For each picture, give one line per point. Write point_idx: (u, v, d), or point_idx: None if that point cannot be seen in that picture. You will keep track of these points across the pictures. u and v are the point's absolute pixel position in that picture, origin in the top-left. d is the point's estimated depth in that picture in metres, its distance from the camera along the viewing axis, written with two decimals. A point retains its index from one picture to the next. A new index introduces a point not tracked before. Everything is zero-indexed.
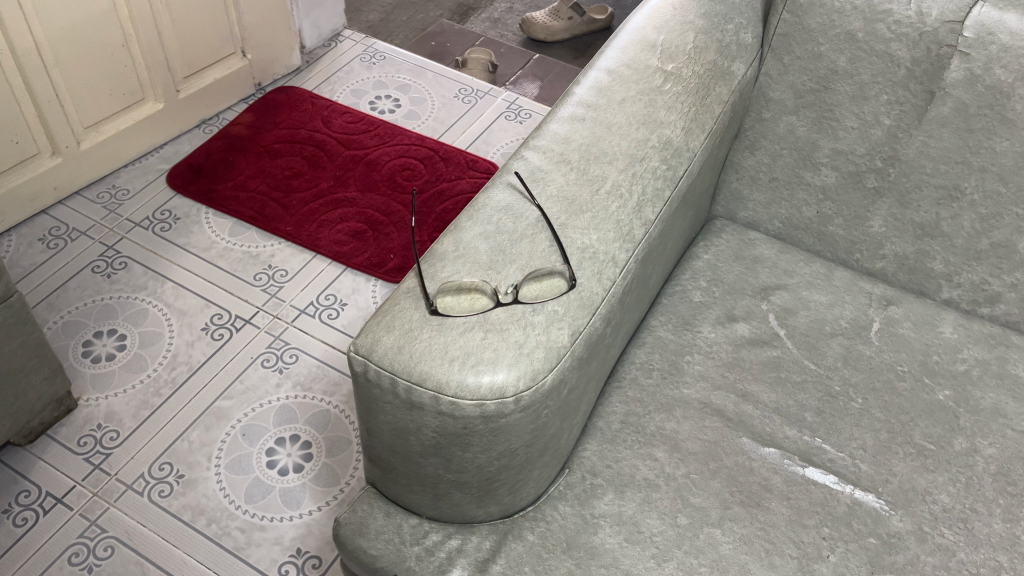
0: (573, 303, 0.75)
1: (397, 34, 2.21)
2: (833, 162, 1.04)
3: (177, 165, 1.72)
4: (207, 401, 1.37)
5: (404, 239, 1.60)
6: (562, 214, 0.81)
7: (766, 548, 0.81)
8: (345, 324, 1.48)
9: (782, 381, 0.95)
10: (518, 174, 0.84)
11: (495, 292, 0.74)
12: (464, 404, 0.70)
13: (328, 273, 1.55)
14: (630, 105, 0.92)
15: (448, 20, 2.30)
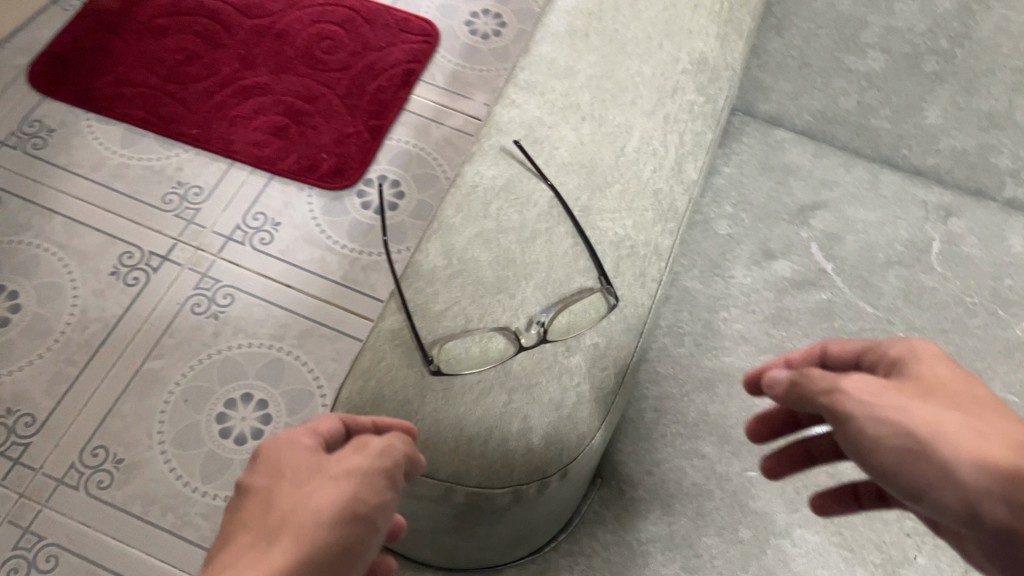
0: (617, 326, 0.56)
1: None
2: (882, 43, 0.82)
3: (39, 58, 1.39)
4: (132, 362, 1.17)
5: (336, 130, 1.35)
6: (581, 192, 0.60)
7: (844, 558, 0.69)
8: (282, 249, 1.26)
9: (836, 333, 0.79)
10: (516, 142, 0.62)
11: (515, 333, 0.55)
12: (494, 493, 0.53)
13: (252, 185, 1.30)
14: (646, 8, 0.68)
15: None
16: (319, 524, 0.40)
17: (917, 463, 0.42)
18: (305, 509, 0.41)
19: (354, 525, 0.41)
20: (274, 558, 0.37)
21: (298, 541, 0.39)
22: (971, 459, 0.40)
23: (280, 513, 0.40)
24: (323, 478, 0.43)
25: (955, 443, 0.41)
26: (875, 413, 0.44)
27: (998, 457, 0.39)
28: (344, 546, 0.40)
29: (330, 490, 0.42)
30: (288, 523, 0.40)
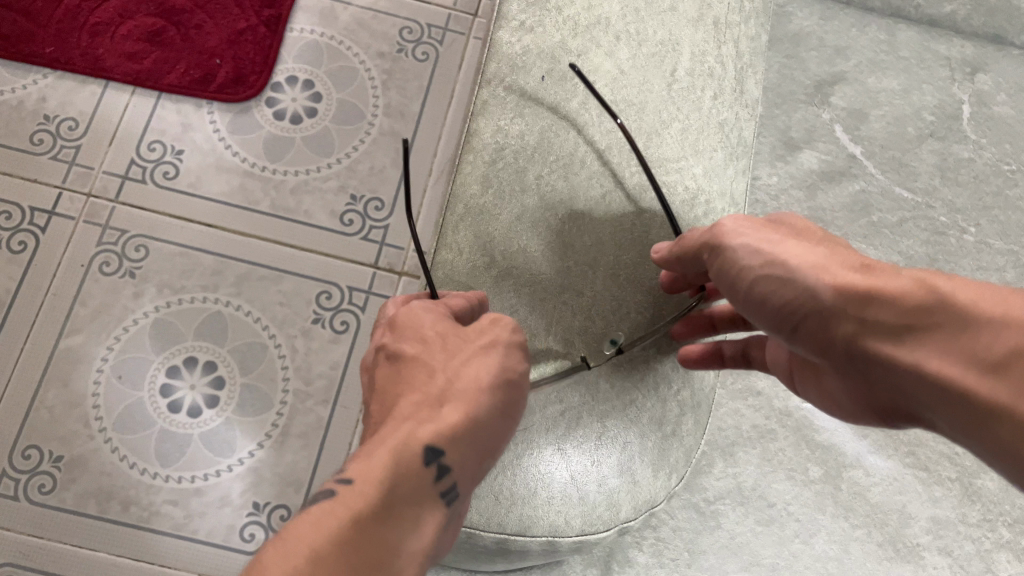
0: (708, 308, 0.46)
1: None
2: None
3: None
4: (24, 345, 0.69)
5: (225, 14, 0.80)
6: (634, 138, 0.48)
7: (921, 480, 0.64)
8: (199, 181, 0.75)
9: (876, 229, 0.72)
10: (572, 66, 0.48)
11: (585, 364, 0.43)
12: (599, 537, 0.43)
13: (133, 95, 0.77)
14: None
15: None
16: (476, 389, 0.35)
17: (774, 287, 0.35)
18: (456, 378, 0.36)
19: (509, 395, 0.36)
20: (440, 422, 0.34)
21: (462, 411, 0.34)
22: (829, 281, 0.33)
23: (431, 379, 0.36)
24: (473, 342, 0.37)
25: (817, 265, 0.34)
26: (744, 247, 0.37)
27: (852, 276, 0.33)
28: (503, 415, 0.36)
29: (482, 359, 0.36)
30: (444, 388, 0.35)
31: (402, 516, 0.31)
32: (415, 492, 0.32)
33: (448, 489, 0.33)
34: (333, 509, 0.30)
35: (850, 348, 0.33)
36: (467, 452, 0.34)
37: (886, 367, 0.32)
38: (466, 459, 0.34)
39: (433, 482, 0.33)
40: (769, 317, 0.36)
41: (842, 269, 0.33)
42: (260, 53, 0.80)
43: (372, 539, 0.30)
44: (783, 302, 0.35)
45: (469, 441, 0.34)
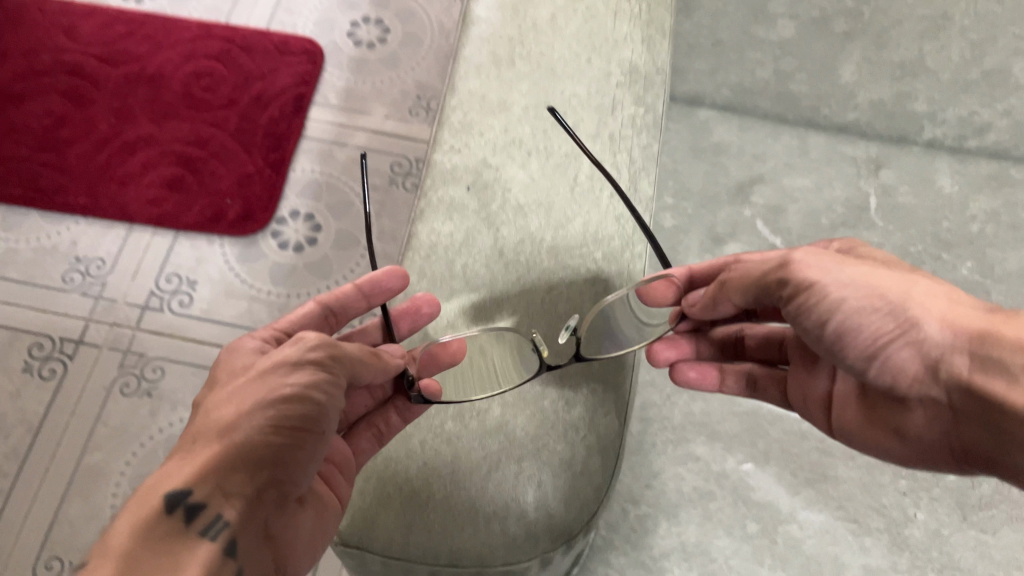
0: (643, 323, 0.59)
1: None
2: (790, 11, 0.77)
3: None
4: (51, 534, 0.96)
5: (235, 170, 1.21)
6: (544, 232, 0.58)
7: (851, 531, 0.70)
8: (206, 308, 1.10)
9: None
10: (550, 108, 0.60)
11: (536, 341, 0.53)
12: (523, 566, 0.50)
13: (158, 245, 1.15)
14: (565, 23, 0.65)
15: None
16: (238, 415, 0.44)
17: (871, 316, 0.49)
18: (220, 412, 0.45)
19: (277, 408, 0.45)
20: (195, 460, 0.42)
21: (221, 443, 0.43)
22: (942, 322, 0.48)
23: (196, 431, 0.45)
24: (246, 377, 0.47)
25: (937, 308, 0.48)
26: (833, 278, 0.51)
27: (967, 321, 0.48)
28: (270, 425, 0.44)
29: (249, 389, 0.46)
30: (204, 432, 0.44)
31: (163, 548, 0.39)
32: (170, 529, 0.40)
33: (212, 515, 0.41)
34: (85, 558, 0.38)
35: (949, 378, 0.48)
36: (222, 475, 0.42)
37: (973, 404, 0.47)
38: (224, 482, 0.42)
39: (195, 508, 0.41)
40: (859, 339, 0.51)
41: (950, 310, 0.48)
42: (256, 199, 1.19)
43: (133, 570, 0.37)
44: (881, 330, 0.49)
45: (226, 466, 0.42)
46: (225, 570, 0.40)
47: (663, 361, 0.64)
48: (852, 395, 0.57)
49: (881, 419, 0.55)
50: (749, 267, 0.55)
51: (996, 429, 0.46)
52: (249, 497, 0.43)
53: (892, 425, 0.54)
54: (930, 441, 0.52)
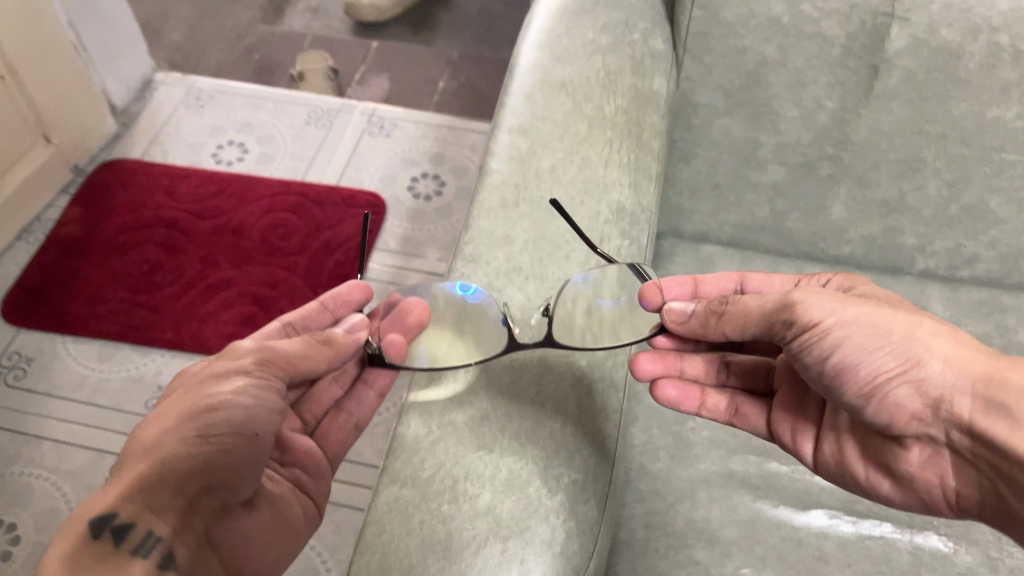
0: (614, 327, 0.71)
1: (230, 71, 2.03)
2: (778, 158, 0.93)
3: (11, 293, 1.44)
4: None
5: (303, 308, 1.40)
6: (538, 343, 0.67)
7: None
8: None
9: None
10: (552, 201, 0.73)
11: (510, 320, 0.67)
12: None
13: None
14: (563, 171, 0.77)
15: (279, 38, 2.14)
16: (166, 435, 0.59)
17: (875, 354, 0.60)
18: (152, 431, 0.60)
19: (201, 421, 0.60)
20: (121, 480, 0.57)
21: (145, 462, 0.58)
22: (945, 364, 0.59)
23: (128, 454, 0.60)
24: (177, 400, 0.62)
25: (940, 351, 0.59)
26: (837, 318, 0.61)
27: (969, 361, 0.59)
28: (195, 434, 0.60)
29: (179, 410, 0.61)
30: (133, 454, 0.60)
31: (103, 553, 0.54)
32: (104, 548, 0.55)
33: (144, 531, 0.56)
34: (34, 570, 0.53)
35: (949, 415, 0.59)
36: (147, 489, 0.57)
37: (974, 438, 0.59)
38: (148, 495, 0.57)
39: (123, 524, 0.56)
40: (861, 374, 0.61)
41: (952, 348, 0.59)
42: None
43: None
44: (885, 368, 0.60)
45: (150, 483, 0.57)
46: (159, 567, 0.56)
47: (647, 376, 0.72)
48: (847, 426, 0.69)
49: (871, 449, 0.67)
50: (755, 306, 0.65)
51: (990, 464, 0.58)
52: (177, 503, 0.58)
53: (881, 459, 0.66)
54: (919, 475, 0.63)
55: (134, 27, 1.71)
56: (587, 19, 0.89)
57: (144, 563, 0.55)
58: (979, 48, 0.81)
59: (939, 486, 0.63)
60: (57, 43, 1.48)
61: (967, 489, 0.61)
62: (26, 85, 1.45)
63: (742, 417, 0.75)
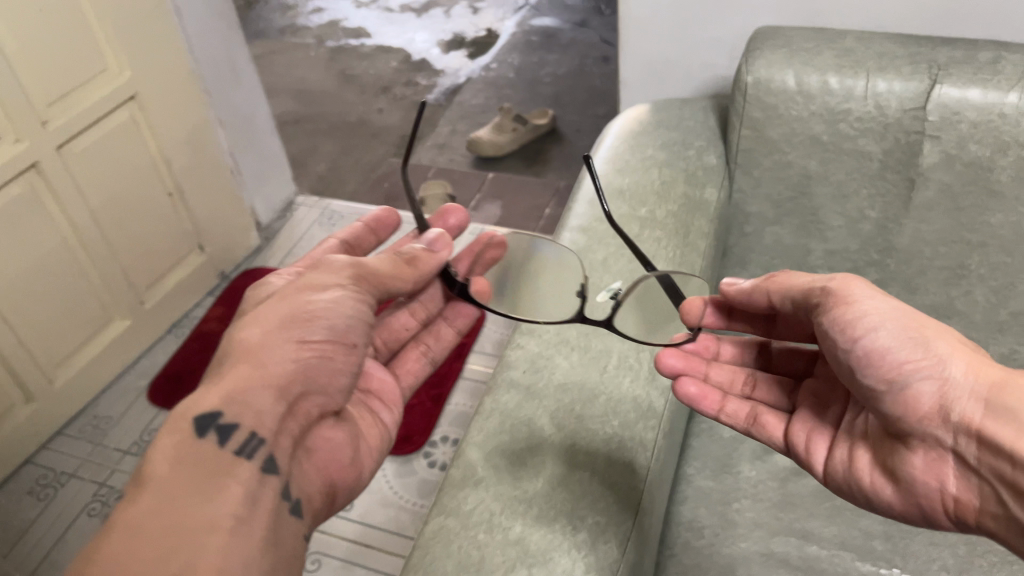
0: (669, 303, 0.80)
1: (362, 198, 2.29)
2: (828, 263, 1.01)
3: (156, 378, 1.66)
4: None
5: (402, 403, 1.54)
6: (576, 404, 0.77)
7: None
8: (362, 514, 1.39)
9: (839, 510, 0.89)
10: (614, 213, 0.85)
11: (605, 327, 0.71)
12: None
13: None
14: (614, 262, 0.89)
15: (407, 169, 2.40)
16: (266, 344, 0.66)
17: (905, 344, 0.64)
18: (254, 331, 0.67)
19: (297, 329, 0.68)
20: (225, 383, 0.64)
21: (248, 364, 0.65)
22: (965, 368, 0.63)
23: (222, 355, 0.67)
24: (278, 306, 0.69)
25: (961, 357, 0.64)
26: (872, 307, 0.66)
27: (986, 370, 0.63)
28: (293, 345, 0.67)
29: (280, 318, 0.68)
30: (230, 355, 0.66)
31: (214, 446, 0.61)
32: (207, 445, 0.61)
33: (247, 434, 0.63)
34: (146, 461, 0.59)
35: (958, 417, 0.62)
36: (250, 389, 0.64)
37: (980, 441, 0.61)
38: (252, 392, 0.64)
39: (227, 424, 0.62)
40: (887, 361, 0.65)
41: (973, 355, 0.64)
42: (414, 425, 1.51)
43: (180, 470, 0.59)
44: (911, 357, 0.64)
45: (256, 380, 0.64)
46: (261, 467, 0.63)
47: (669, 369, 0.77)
48: (862, 434, 0.72)
49: (882, 454, 0.69)
50: None
51: (991, 467, 0.61)
52: (279, 403, 0.65)
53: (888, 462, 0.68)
54: (921, 479, 0.66)
55: (282, 157, 1.99)
56: (649, 138, 1.03)
57: (250, 463, 0.62)
58: (1010, 163, 0.87)
59: (940, 492, 0.65)
60: (217, 168, 1.76)
61: (970, 496, 0.63)
62: (188, 201, 1.71)
63: (761, 425, 0.79)
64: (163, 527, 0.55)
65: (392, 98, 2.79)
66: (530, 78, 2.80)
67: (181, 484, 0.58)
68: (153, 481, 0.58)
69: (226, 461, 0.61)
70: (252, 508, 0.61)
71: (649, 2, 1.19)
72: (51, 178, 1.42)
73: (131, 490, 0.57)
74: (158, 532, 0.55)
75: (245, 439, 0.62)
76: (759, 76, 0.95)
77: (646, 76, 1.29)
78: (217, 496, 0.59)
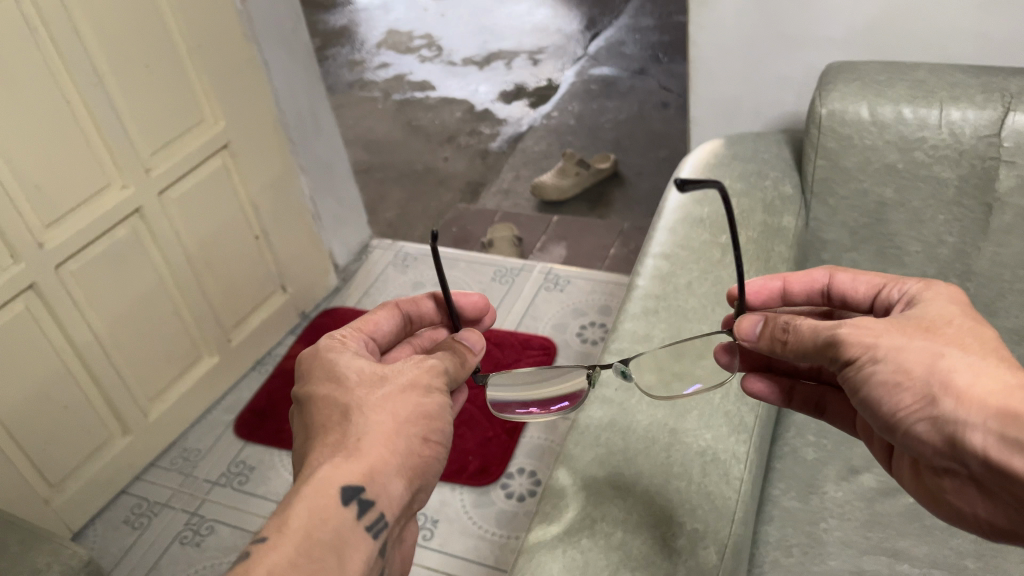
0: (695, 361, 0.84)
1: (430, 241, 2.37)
2: None
3: (242, 413, 1.73)
4: None
5: (478, 436, 1.58)
6: (669, 419, 0.80)
7: None
8: (442, 542, 1.43)
9: (928, 530, 0.90)
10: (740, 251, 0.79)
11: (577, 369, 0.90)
12: None
13: None
14: (698, 286, 0.93)
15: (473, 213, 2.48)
16: (398, 436, 0.75)
17: (900, 390, 0.68)
18: (383, 419, 0.75)
19: (421, 426, 0.76)
20: (365, 459, 0.73)
21: (387, 450, 0.74)
22: (959, 403, 0.65)
23: (356, 434, 0.74)
24: (401, 396, 0.77)
25: (957, 391, 0.66)
26: (869, 356, 0.70)
27: (985, 400, 0.65)
28: (419, 439, 0.75)
29: (403, 410, 0.76)
30: (365, 434, 0.74)
31: (352, 516, 0.70)
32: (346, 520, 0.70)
33: (378, 519, 0.72)
34: (289, 517, 0.69)
35: (964, 451, 0.65)
36: (386, 474, 0.73)
37: (989, 472, 0.65)
38: (388, 479, 0.73)
39: (364, 506, 0.71)
40: (886, 408, 0.70)
41: (967, 383, 0.66)
42: (491, 457, 1.55)
43: (317, 534, 0.68)
44: (905, 403, 0.68)
45: (390, 468, 0.73)
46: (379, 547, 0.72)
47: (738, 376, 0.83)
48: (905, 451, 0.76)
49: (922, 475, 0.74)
50: (807, 334, 0.74)
51: (1011, 494, 0.64)
52: (403, 491, 0.74)
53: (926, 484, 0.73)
54: (958, 505, 0.70)
55: (357, 202, 2.08)
56: (725, 170, 1.07)
57: (372, 543, 0.71)
58: None
59: (977, 515, 0.70)
60: (299, 212, 1.85)
61: (1001, 518, 0.68)
62: (273, 243, 1.79)
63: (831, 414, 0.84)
64: None
65: (457, 146, 2.88)
66: (591, 125, 2.87)
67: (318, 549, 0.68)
68: (296, 536, 0.67)
69: (356, 534, 0.70)
70: None
71: (719, 43, 1.24)
72: (152, 222, 1.52)
73: (275, 539, 0.67)
74: None
75: (376, 519, 0.71)
76: (833, 108, 0.98)
77: (716, 114, 1.33)
78: (342, 563, 0.69)
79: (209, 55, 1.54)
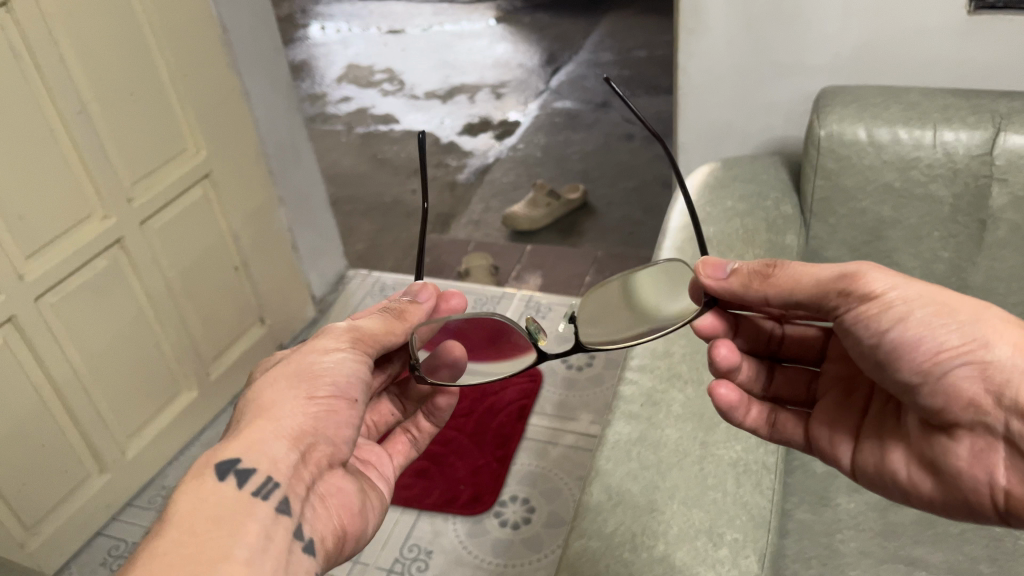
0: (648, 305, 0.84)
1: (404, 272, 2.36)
2: None
3: None
4: None
5: (469, 464, 1.57)
6: (698, 431, 0.82)
7: None
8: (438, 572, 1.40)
9: (941, 537, 0.92)
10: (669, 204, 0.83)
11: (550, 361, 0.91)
12: None
13: (404, 521, 1.49)
14: None
15: (446, 243, 2.48)
16: (276, 403, 0.75)
17: (945, 330, 0.69)
18: (267, 392, 0.76)
19: (304, 384, 0.76)
20: (244, 435, 0.73)
21: (265, 419, 0.74)
22: (1014, 348, 0.66)
23: (242, 416, 0.75)
24: (287, 367, 0.78)
25: (1008, 337, 0.67)
26: (899, 293, 0.71)
27: None
28: (303, 398, 0.75)
29: (286, 378, 0.77)
30: (249, 413, 0.75)
31: (233, 486, 0.69)
32: (225, 493, 0.68)
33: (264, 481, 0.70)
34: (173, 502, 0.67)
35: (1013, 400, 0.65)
36: (265, 440, 0.72)
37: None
38: (266, 443, 0.72)
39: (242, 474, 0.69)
40: (925, 349, 0.69)
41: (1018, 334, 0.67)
42: (483, 486, 1.53)
43: (202, 508, 0.66)
44: (951, 344, 0.68)
45: (267, 432, 0.73)
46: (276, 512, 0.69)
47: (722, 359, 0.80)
48: (891, 429, 0.76)
49: (916, 450, 0.74)
50: (806, 273, 0.75)
51: None
52: (291, 451, 0.73)
53: (924, 458, 0.73)
54: (965, 474, 0.69)
55: (332, 233, 2.06)
56: (725, 192, 1.09)
57: (265, 505, 0.69)
58: None
59: (988, 485, 0.68)
60: (278, 244, 1.83)
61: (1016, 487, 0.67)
62: (252, 273, 1.77)
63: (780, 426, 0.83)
64: (186, 544, 0.63)
65: (424, 179, 2.89)
66: (558, 156, 2.91)
67: (204, 522, 0.65)
68: (174, 517, 0.65)
69: (244, 502, 0.68)
70: (263, 545, 0.67)
71: (709, 71, 1.28)
72: (133, 252, 1.49)
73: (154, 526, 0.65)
74: (180, 549, 0.62)
75: (262, 481, 0.70)
76: (832, 130, 1.02)
77: (704, 140, 1.36)
78: (238, 535, 0.66)
79: (192, 83, 1.52)
